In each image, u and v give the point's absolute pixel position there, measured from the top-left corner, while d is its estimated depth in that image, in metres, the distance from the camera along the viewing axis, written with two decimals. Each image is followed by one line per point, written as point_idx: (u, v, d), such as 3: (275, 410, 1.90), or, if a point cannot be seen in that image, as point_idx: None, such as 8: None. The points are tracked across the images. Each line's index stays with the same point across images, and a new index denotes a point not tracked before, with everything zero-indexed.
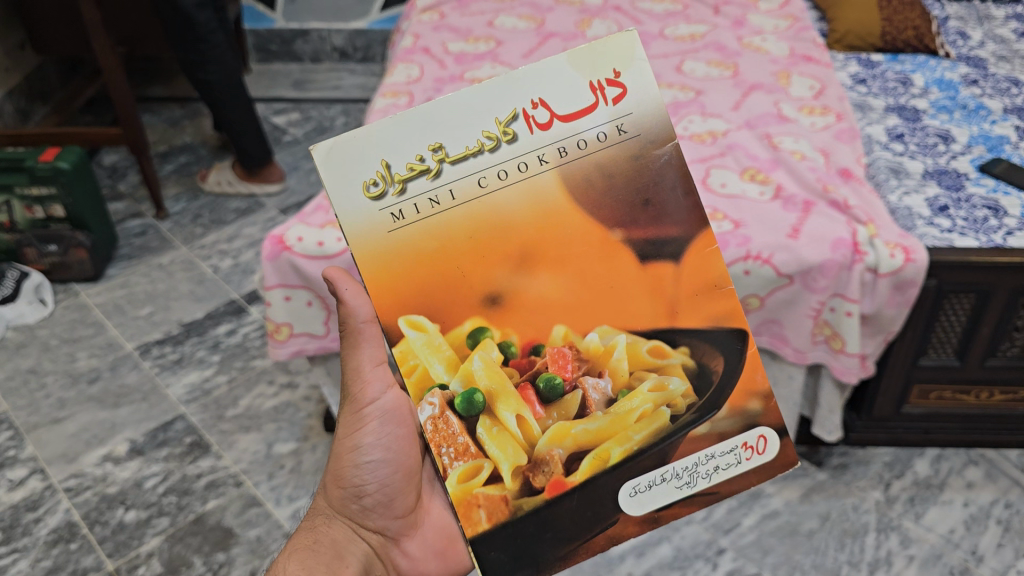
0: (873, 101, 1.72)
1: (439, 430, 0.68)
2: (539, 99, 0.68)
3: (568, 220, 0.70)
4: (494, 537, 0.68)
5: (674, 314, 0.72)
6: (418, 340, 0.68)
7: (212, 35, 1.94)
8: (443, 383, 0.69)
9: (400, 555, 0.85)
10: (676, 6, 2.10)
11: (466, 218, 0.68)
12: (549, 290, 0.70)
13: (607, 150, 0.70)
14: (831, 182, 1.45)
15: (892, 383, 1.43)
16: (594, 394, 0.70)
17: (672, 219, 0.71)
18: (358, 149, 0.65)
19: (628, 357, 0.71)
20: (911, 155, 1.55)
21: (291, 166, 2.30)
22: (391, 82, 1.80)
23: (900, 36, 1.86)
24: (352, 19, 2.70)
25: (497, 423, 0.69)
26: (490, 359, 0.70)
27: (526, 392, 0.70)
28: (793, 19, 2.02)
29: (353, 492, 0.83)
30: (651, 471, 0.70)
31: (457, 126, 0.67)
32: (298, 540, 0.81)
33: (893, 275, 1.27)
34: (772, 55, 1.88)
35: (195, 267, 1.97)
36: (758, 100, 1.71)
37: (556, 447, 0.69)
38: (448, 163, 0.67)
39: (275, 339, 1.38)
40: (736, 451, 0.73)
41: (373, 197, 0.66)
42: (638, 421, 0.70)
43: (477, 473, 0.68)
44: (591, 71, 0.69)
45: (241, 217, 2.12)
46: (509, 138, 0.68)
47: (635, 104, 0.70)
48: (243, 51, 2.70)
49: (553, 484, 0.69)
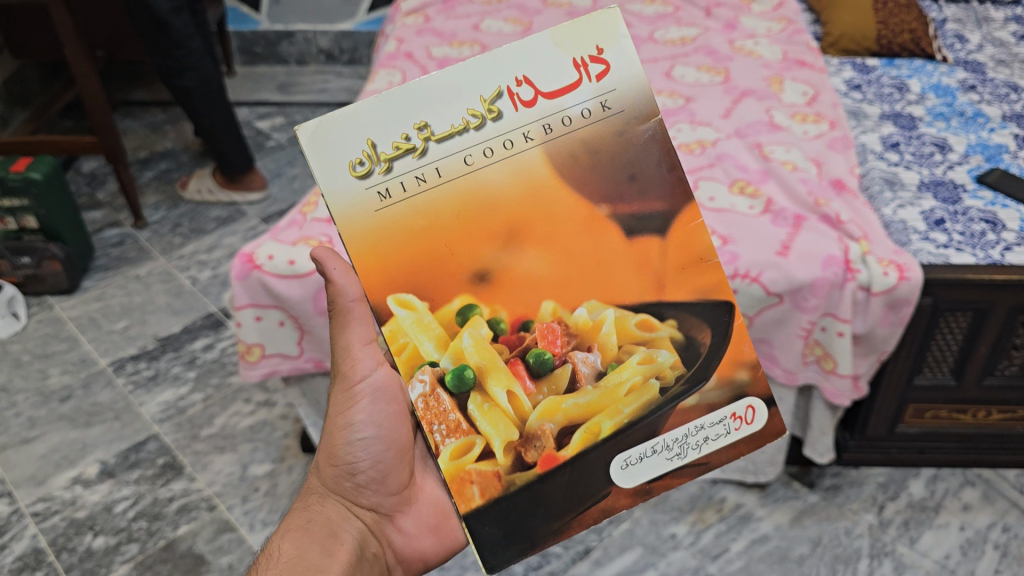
0: (868, 109, 1.67)
1: (430, 408, 0.68)
2: (523, 77, 0.68)
3: (555, 195, 0.70)
4: (488, 514, 0.67)
5: (662, 287, 0.72)
6: (408, 319, 0.68)
7: (188, 41, 1.89)
8: (434, 360, 0.69)
9: (395, 532, 0.83)
10: (667, 8, 2.05)
11: (453, 195, 0.68)
12: (536, 265, 0.71)
13: (592, 126, 0.70)
14: (823, 194, 1.40)
15: (886, 403, 1.37)
16: (583, 368, 0.70)
17: (656, 194, 0.72)
18: (343, 130, 0.65)
19: (617, 331, 0.71)
20: (906, 165, 1.50)
21: (273, 172, 2.25)
22: (372, 89, 1.74)
23: (896, 40, 1.81)
24: (339, 20, 2.65)
25: (488, 400, 0.68)
26: (479, 336, 0.69)
27: (516, 367, 0.69)
28: (787, 22, 1.96)
29: (346, 470, 0.81)
30: (642, 443, 0.70)
31: (442, 103, 0.67)
32: (291, 520, 0.80)
33: (886, 294, 1.22)
34: (764, 59, 1.83)
35: (172, 279, 1.92)
36: (749, 106, 1.66)
37: (547, 421, 0.68)
38: (434, 141, 0.67)
39: (246, 361, 1.32)
40: (724, 421, 0.73)
41: (359, 176, 0.66)
42: (627, 395, 0.70)
43: (469, 450, 0.67)
44: (573, 49, 0.70)
45: (222, 226, 2.08)
46: (495, 116, 0.68)
47: (619, 80, 0.71)
48: (227, 53, 2.65)
49: (545, 459, 0.68)
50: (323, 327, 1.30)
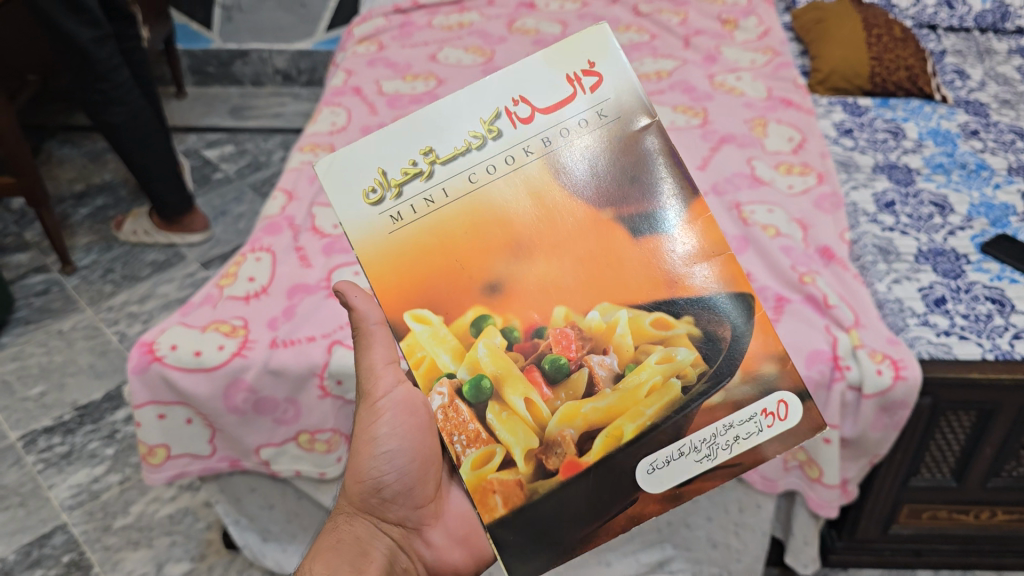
0: (861, 159, 1.50)
1: (449, 419, 0.65)
2: (519, 96, 0.66)
3: (558, 206, 0.67)
4: (511, 523, 0.64)
5: (672, 283, 0.66)
6: (424, 333, 0.65)
7: (114, 73, 1.73)
8: (451, 372, 0.66)
9: (424, 546, 0.80)
10: (643, 37, 1.88)
11: (463, 212, 0.66)
12: (544, 272, 0.67)
13: (592, 134, 0.66)
14: (810, 264, 1.25)
15: (878, 505, 1.22)
16: (600, 371, 0.66)
17: (656, 189, 0.66)
18: (352, 161, 0.65)
19: (632, 332, 0.66)
20: (901, 228, 1.34)
21: (218, 210, 2.09)
22: (311, 131, 1.57)
23: (892, 77, 1.65)
24: (295, 39, 2.47)
25: (506, 407, 0.65)
26: (494, 345, 0.66)
27: (532, 374, 0.66)
28: (773, 53, 1.80)
29: (372, 486, 0.78)
30: (667, 446, 0.64)
31: (446, 125, 0.66)
32: (324, 540, 0.78)
33: (879, 396, 1.06)
34: (747, 98, 1.67)
35: (98, 334, 1.75)
36: (728, 156, 1.50)
37: (566, 428, 0.65)
38: (440, 163, 0.66)
39: (148, 465, 1.14)
40: (755, 419, 0.65)
41: (372, 203, 0.65)
42: (647, 396, 0.64)
43: (490, 459, 0.64)
44: (566, 64, 0.66)
45: (157, 271, 1.92)
46: (495, 135, 0.66)
47: (614, 88, 0.67)
48: (176, 74, 2.49)
49: (567, 465, 0.64)
50: (237, 426, 1.13)
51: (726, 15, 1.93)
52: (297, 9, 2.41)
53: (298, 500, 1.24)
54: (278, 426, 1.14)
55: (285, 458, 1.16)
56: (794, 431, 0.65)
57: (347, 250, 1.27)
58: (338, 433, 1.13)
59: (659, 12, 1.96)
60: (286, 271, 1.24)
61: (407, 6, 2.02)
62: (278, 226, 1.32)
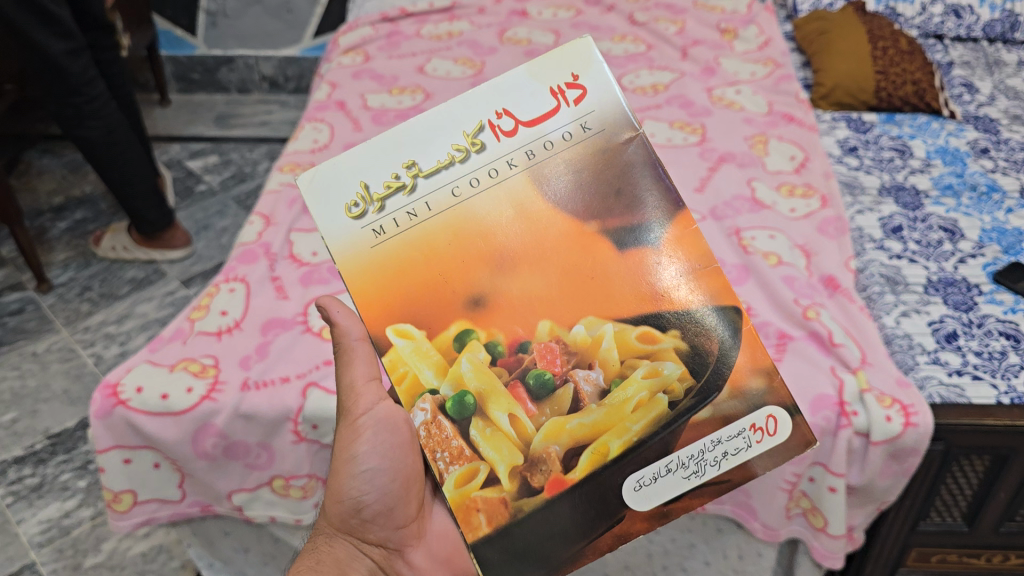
0: (866, 181, 1.44)
1: (432, 435, 0.63)
2: (502, 109, 0.65)
3: (543, 220, 0.66)
4: (495, 542, 0.62)
5: (658, 296, 0.65)
6: (407, 348, 0.64)
7: (89, 86, 1.66)
8: (434, 388, 0.64)
9: (406, 567, 0.79)
10: (639, 47, 1.82)
11: (447, 226, 0.65)
12: (529, 285, 0.66)
13: (577, 148, 0.66)
14: (813, 295, 1.19)
15: (886, 549, 1.15)
16: (586, 386, 0.65)
17: (641, 202, 0.66)
18: (334, 175, 0.64)
19: (618, 346, 0.64)
20: (909, 255, 1.28)
21: (200, 224, 2.03)
22: (292, 149, 1.51)
23: (898, 92, 1.57)
24: (282, 45, 2.41)
25: (490, 423, 0.64)
26: (478, 361, 0.65)
27: (516, 390, 0.65)
28: (774, 65, 1.74)
29: (352, 505, 0.77)
30: (655, 462, 0.63)
31: (429, 139, 0.65)
32: (302, 561, 0.77)
33: (889, 444, 0.99)
34: (746, 113, 1.60)
35: (73, 357, 1.69)
36: (728, 177, 1.43)
37: (552, 444, 0.63)
38: (423, 177, 0.65)
39: (114, 511, 1.08)
40: (744, 434, 0.64)
41: (354, 217, 0.64)
42: (633, 412, 0.64)
43: (474, 477, 0.62)
44: (550, 77, 0.65)
45: (136, 290, 1.85)
46: (479, 148, 0.65)
47: (600, 100, 0.65)
48: (160, 81, 2.42)
49: (553, 483, 0.63)
50: (206, 471, 1.06)
51: (724, 25, 1.87)
52: (284, 15, 2.35)
53: (275, 543, 1.17)
54: (250, 471, 1.07)
55: (259, 504, 1.10)
56: (783, 446, 0.64)
57: (324, 282, 1.21)
58: (314, 478, 1.07)
59: (655, 21, 1.89)
60: (262, 303, 1.18)
61: (395, 15, 1.95)
62: (254, 254, 1.26)
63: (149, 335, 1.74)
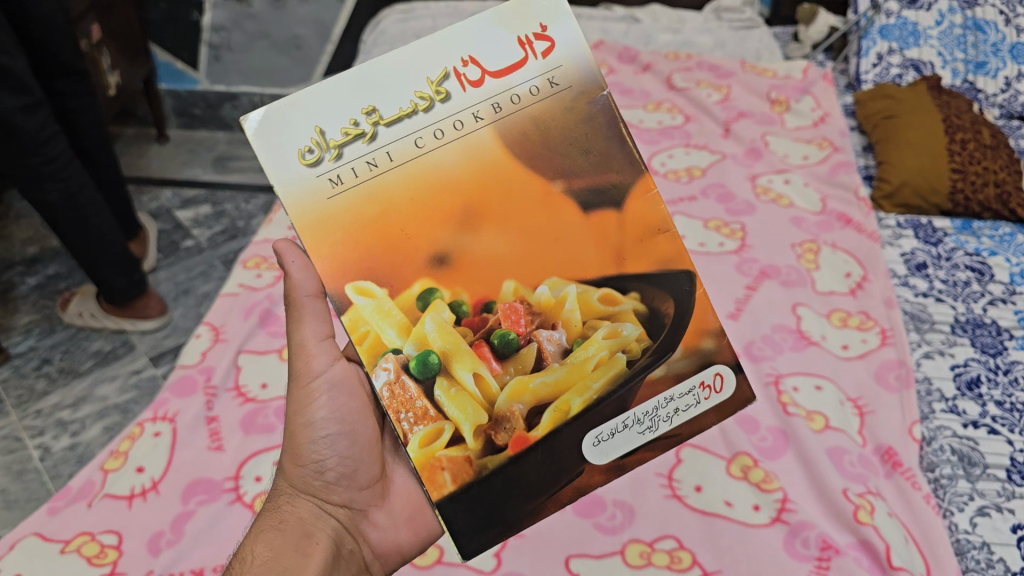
0: (937, 312, 1.18)
1: (395, 396, 0.58)
2: (468, 56, 0.59)
3: (508, 175, 0.61)
4: (458, 502, 0.59)
5: (621, 259, 0.63)
6: (368, 306, 0.58)
7: (48, 144, 1.46)
8: (397, 347, 0.59)
9: (370, 527, 0.70)
10: (675, 118, 1.59)
11: (409, 179, 0.59)
12: (493, 245, 0.61)
13: (543, 103, 0.61)
14: (867, 477, 0.96)
15: None
16: (548, 346, 0.61)
17: (605, 161, 0.62)
18: (283, 117, 0.55)
19: (580, 308, 0.62)
20: (989, 423, 1.02)
21: (180, 288, 1.85)
22: (262, 237, 1.31)
23: (977, 195, 1.32)
24: (290, 84, 2.21)
25: (454, 383, 0.60)
26: (442, 320, 0.60)
27: (480, 349, 0.61)
28: (831, 147, 1.50)
29: (313, 468, 0.68)
30: (612, 418, 0.61)
31: (390, 83, 0.58)
32: (262, 523, 0.67)
33: None
34: (797, 210, 1.37)
35: (18, 448, 1.51)
36: (769, 299, 1.20)
37: (515, 402, 0.60)
38: (384, 125, 0.58)
39: None
40: (693, 391, 0.63)
41: (308, 164, 0.56)
42: (594, 369, 0.61)
43: (439, 436, 0.59)
44: (517, 26, 0.60)
45: (100, 367, 1.68)
46: (442, 98, 0.59)
47: (566, 55, 0.61)
48: (158, 116, 2.23)
49: (515, 441, 0.60)
50: None
51: (775, 94, 1.63)
52: (292, 52, 2.15)
53: None
54: None
55: None
56: (728, 403, 0.65)
57: (268, 428, 1.01)
58: None
59: (696, 86, 1.66)
60: (190, 455, 0.98)
61: None
62: (192, 384, 1.06)
63: (106, 425, 1.56)
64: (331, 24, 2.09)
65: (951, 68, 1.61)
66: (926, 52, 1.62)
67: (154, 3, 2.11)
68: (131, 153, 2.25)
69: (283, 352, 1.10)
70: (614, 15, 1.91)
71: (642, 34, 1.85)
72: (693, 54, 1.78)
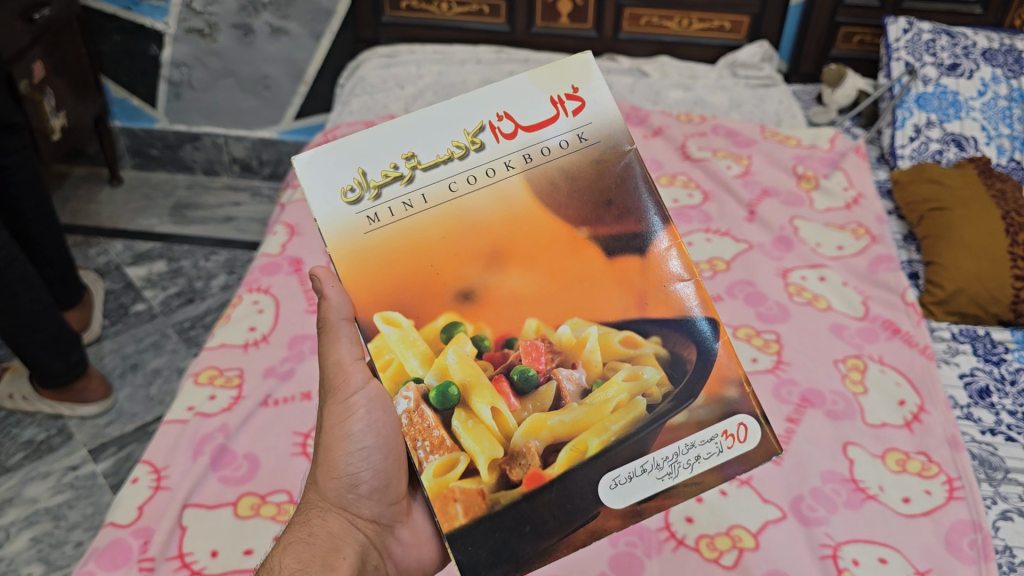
0: (1009, 457, 1.02)
1: (413, 424, 0.57)
2: (504, 111, 0.58)
3: (533, 219, 0.60)
4: (474, 534, 0.55)
5: (643, 303, 0.60)
6: (394, 335, 0.57)
7: None
8: (418, 377, 0.57)
9: (396, 542, 0.64)
10: (693, 196, 1.42)
11: (442, 220, 0.58)
12: (519, 284, 0.60)
13: (574, 158, 0.60)
14: None
15: None
16: (568, 385, 0.58)
17: (636, 214, 0.60)
18: (328, 156, 0.56)
19: (601, 348, 0.59)
20: None
21: (129, 362, 1.61)
22: (217, 340, 1.12)
23: None
24: (258, 125, 2.02)
25: (472, 415, 0.57)
26: (464, 353, 0.58)
27: (500, 384, 0.58)
28: (865, 233, 1.33)
29: (347, 481, 0.61)
30: (630, 462, 0.57)
31: (429, 129, 0.58)
32: (289, 535, 0.61)
33: None
34: (835, 315, 1.20)
35: None
36: (817, 431, 1.02)
37: (531, 439, 0.57)
38: (422, 169, 0.58)
39: None
40: (716, 440, 0.58)
41: (349, 202, 0.56)
42: (613, 412, 0.58)
43: (453, 467, 0.56)
44: (551, 86, 0.59)
45: (31, 459, 1.42)
46: (477, 147, 0.58)
47: (602, 111, 0.60)
48: (110, 157, 2.01)
49: (531, 477, 0.56)
50: None
51: (802, 168, 1.46)
52: (260, 91, 1.96)
53: None
54: None
55: None
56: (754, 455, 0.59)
57: None
58: None
59: (713, 156, 1.50)
60: None
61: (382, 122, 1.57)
62: (124, 554, 0.85)
63: (35, 535, 1.29)
64: (305, 64, 1.91)
65: (996, 145, 1.46)
66: (968, 126, 1.47)
67: (106, 34, 1.90)
68: (79, 197, 2.02)
69: (239, 507, 0.90)
70: (620, 66, 1.77)
71: (650, 90, 1.70)
72: (708, 115, 1.62)
